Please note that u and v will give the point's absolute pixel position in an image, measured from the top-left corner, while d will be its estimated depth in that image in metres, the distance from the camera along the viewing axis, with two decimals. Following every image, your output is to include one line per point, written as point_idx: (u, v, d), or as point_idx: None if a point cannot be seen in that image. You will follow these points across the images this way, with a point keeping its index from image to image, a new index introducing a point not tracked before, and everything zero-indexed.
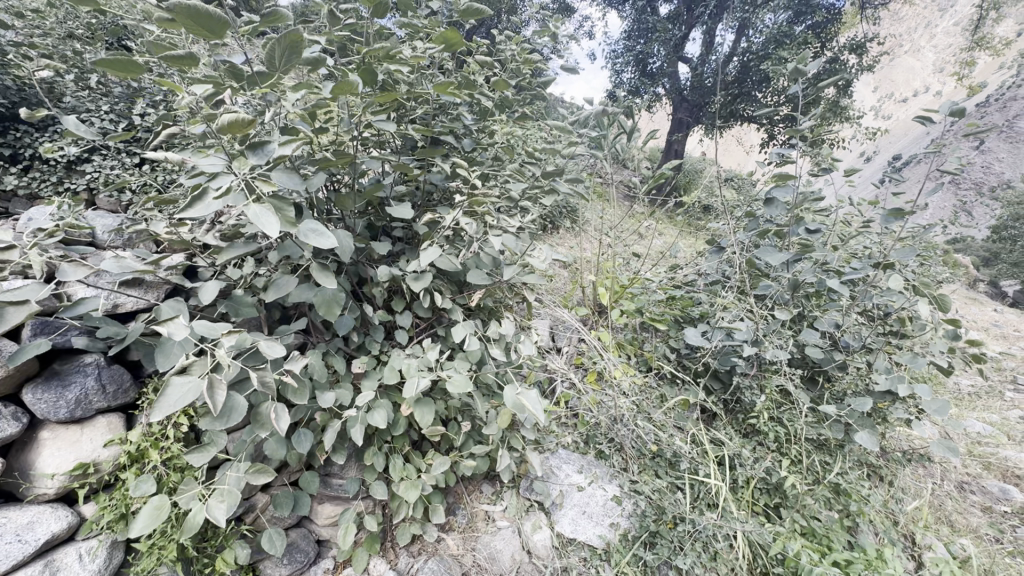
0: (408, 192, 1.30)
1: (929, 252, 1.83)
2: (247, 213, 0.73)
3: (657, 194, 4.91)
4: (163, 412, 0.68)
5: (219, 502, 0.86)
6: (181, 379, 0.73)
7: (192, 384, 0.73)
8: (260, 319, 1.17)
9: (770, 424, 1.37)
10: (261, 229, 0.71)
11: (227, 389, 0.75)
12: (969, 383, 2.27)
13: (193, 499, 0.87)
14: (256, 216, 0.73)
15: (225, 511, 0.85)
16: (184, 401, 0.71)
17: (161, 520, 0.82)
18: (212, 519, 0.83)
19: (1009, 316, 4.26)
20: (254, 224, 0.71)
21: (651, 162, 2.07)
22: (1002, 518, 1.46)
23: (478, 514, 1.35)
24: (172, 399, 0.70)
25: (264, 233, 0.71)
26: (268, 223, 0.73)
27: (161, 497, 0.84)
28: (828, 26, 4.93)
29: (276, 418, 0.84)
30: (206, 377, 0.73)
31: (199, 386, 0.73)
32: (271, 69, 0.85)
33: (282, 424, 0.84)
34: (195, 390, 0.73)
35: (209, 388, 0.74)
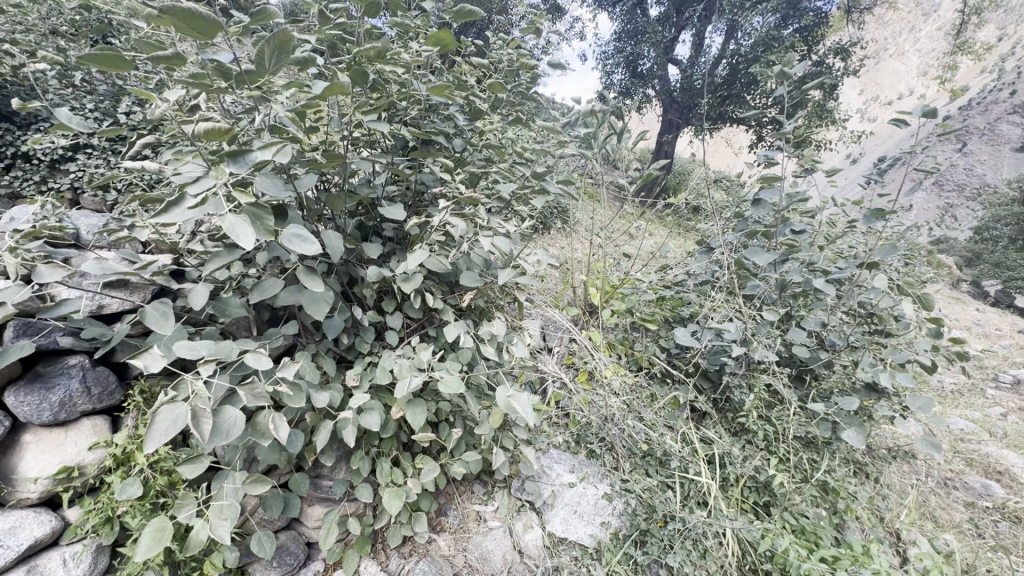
0: (399, 192, 1.29)
1: (913, 253, 1.86)
2: (223, 225, 0.73)
3: (647, 194, 4.95)
4: (157, 443, 0.66)
5: (220, 520, 0.84)
6: (169, 406, 0.70)
7: (180, 411, 0.71)
8: (249, 320, 1.16)
9: (758, 422, 1.39)
10: (236, 241, 0.71)
11: (212, 415, 0.74)
12: (952, 381, 2.31)
13: (192, 516, 0.86)
14: (232, 228, 0.73)
15: (228, 528, 0.84)
16: (174, 429, 0.69)
17: (164, 543, 0.80)
18: (216, 536, 0.82)
19: (989, 314, 4.35)
20: (229, 237, 0.71)
21: (641, 163, 2.09)
22: (984, 513, 1.49)
23: (469, 514, 1.34)
24: (162, 428, 0.67)
25: (240, 245, 0.71)
26: (243, 235, 0.73)
27: (161, 521, 0.82)
28: (815, 30, 5.00)
29: (275, 429, 0.83)
30: (190, 404, 0.71)
31: (186, 413, 0.71)
32: (262, 69, 0.85)
33: (282, 434, 0.83)
34: (185, 416, 0.71)
35: (196, 416, 0.72)
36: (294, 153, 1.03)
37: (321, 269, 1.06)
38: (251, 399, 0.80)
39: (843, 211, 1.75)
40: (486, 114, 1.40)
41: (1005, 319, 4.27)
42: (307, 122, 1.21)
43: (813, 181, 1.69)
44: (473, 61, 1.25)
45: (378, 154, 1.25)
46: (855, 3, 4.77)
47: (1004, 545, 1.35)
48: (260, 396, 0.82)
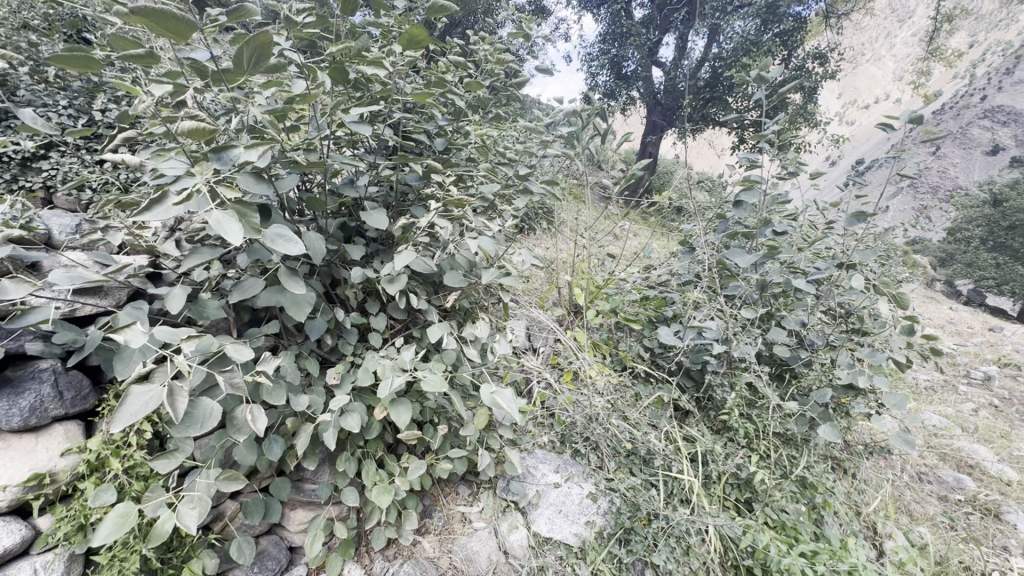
0: (381, 192, 1.28)
1: (888, 254, 1.91)
2: (209, 220, 0.71)
3: (631, 194, 5.01)
4: (126, 421, 0.66)
5: (189, 510, 0.83)
6: (142, 387, 0.70)
7: (153, 393, 0.70)
8: (229, 322, 1.14)
9: (740, 419, 1.41)
10: (224, 236, 0.69)
11: (188, 396, 0.74)
12: (926, 379, 2.38)
13: (160, 507, 0.84)
14: (219, 223, 0.72)
15: (195, 519, 0.83)
16: (146, 409, 0.68)
17: (127, 530, 0.78)
18: (182, 527, 0.81)
19: (961, 312, 4.50)
20: (216, 232, 0.69)
21: (625, 164, 2.10)
22: (956, 506, 1.53)
23: (454, 516, 1.34)
24: (133, 407, 0.67)
25: (228, 240, 0.70)
26: (231, 231, 0.71)
27: (127, 505, 0.80)
28: (794, 34, 5.10)
29: (253, 420, 0.82)
30: (165, 386, 0.71)
31: (160, 394, 0.70)
32: (238, 71, 0.84)
33: (259, 426, 0.82)
34: (158, 398, 0.70)
35: (170, 396, 0.72)
36: (275, 153, 1.02)
37: (303, 270, 1.05)
38: (229, 387, 0.81)
39: (821, 212, 1.79)
40: (470, 114, 1.39)
41: (976, 317, 4.42)
42: (289, 121, 1.20)
43: (792, 183, 1.73)
44: (456, 62, 1.24)
45: (362, 154, 1.25)
46: (832, 9, 4.89)
47: (975, 536, 1.39)
48: (241, 395, 0.82)
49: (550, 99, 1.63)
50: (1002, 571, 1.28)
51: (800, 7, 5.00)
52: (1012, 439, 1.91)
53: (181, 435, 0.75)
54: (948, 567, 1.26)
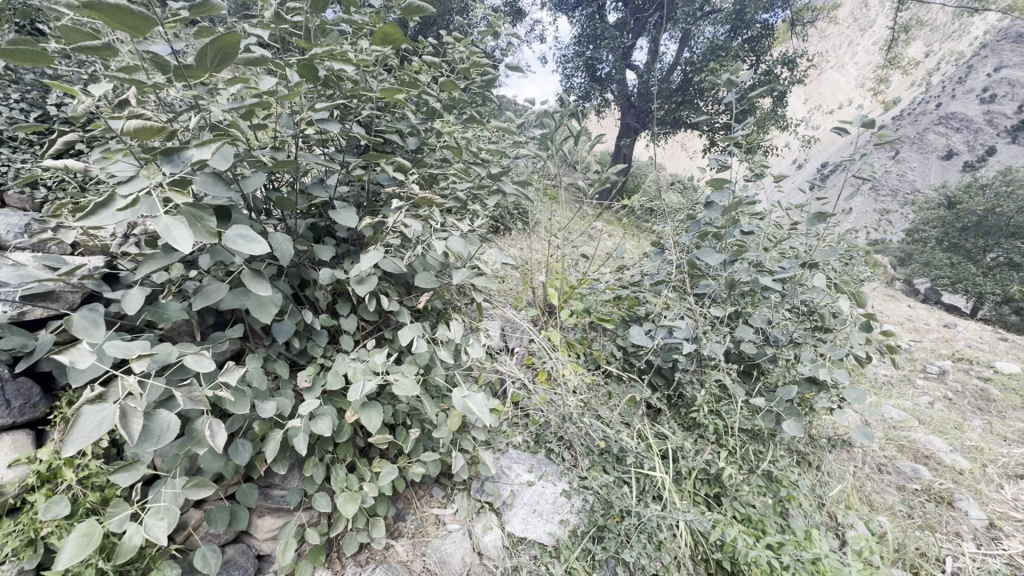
0: (351, 191, 1.26)
1: (849, 254, 1.99)
2: (156, 226, 0.69)
3: (605, 194, 5.07)
4: (78, 445, 0.64)
5: (157, 520, 0.80)
6: (94, 407, 0.68)
7: (107, 412, 0.68)
8: (192, 325, 1.10)
9: (709, 416, 1.44)
10: (172, 243, 0.67)
11: (142, 415, 0.71)
12: (885, 374, 2.48)
13: (125, 523, 0.81)
14: (166, 229, 0.70)
15: (165, 529, 0.80)
16: (100, 431, 0.66)
17: (92, 547, 0.75)
18: (151, 538, 0.78)
19: (918, 310, 4.72)
20: (164, 239, 0.67)
21: (599, 165, 2.13)
22: (913, 495, 1.60)
23: (428, 518, 1.32)
24: (85, 429, 0.65)
25: (176, 246, 0.68)
26: (180, 237, 0.69)
27: (90, 522, 0.77)
28: (763, 40, 5.25)
29: (213, 436, 0.80)
30: (118, 405, 0.69)
31: (113, 414, 0.68)
32: (200, 69, 0.81)
33: (218, 441, 0.80)
34: (111, 418, 0.68)
35: (123, 416, 0.69)
36: (240, 151, 1.00)
37: (269, 272, 1.03)
38: (189, 401, 0.78)
39: (785, 213, 1.85)
40: (443, 114, 1.39)
41: (932, 314, 4.63)
42: (255, 119, 1.17)
43: (759, 186, 1.78)
44: (429, 61, 1.24)
45: (331, 153, 1.23)
46: (799, 17, 5.07)
47: (930, 523, 1.46)
48: (202, 404, 0.80)
49: (523, 99, 1.64)
50: (953, 556, 1.36)
51: (768, 15, 5.16)
52: (964, 430, 2.02)
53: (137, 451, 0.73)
54: (905, 553, 1.32)
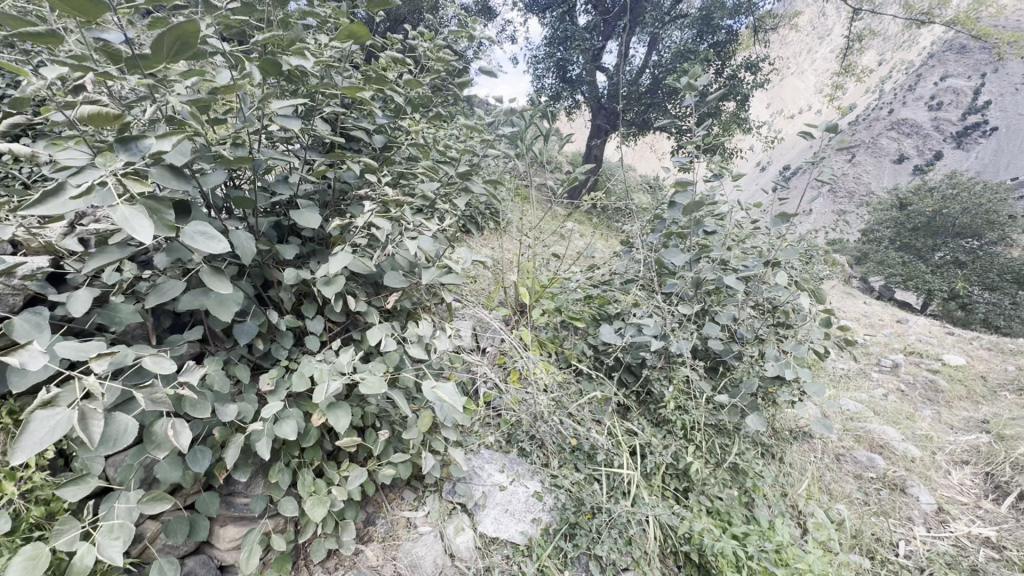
0: (316, 188, 1.22)
1: (809, 253, 2.07)
2: (115, 216, 0.66)
3: (573, 194, 5.11)
4: (27, 453, 0.60)
5: (112, 539, 0.75)
6: (46, 412, 0.64)
7: (61, 417, 0.64)
8: (146, 329, 1.04)
9: (677, 412, 1.47)
10: (133, 234, 0.64)
11: (103, 417, 0.68)
12: (844, 369, 2.59)
13: (73, 543, 0.77)
14: (126, 219, 0.67)
15: (120, 550, 0.75)
16: (53, 437, 0.63)
17: (40, 572, 0.70)
18: (106, 558, 0.73)
19: (874, 307, 4.94)
20: (124, 229, 0.64)
21: (569, 165, 2.15)
22: (869, 483, 1.67)
23: (399, 522, 1.28)
24: (37, 437, 0.61)
25: (136, 237, 0.65)
26: (140, 228, 0.66)
27: (37, 546, 0.72)
28: (727, 46, 5.42)
29: (177, 435, 0.77)
30: (74, 408, 0.65)
31: (69, 418, 0.64)
32: (156, 58, 0.78)
33: (182, 440, 0.77)
34: (66, 424, 0.64)
35: (82, 419, 0.66)
36: (198, 146, 0.96)
37: (231, 271, 0.99)
38: (150, 403, 0.75)
39: (748, 214, 1.91)
40: (411, 113, 1.37)
41: (886, 310, 4.86)
42: (215, 114, 1.13)
43: (723, 186, 1.83)
44: (396, 59, 1.22)
45: (296, 150, 1.19)
46: (760, 24, 5.26)
47: (884, 510, 1.53)
48: (164, 405, 0.77)
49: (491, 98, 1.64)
50: (906, 540, 1.43)
51: (731, 21, 5.34)
52: (915, 420, 2.13)
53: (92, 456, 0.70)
54: (862, 539, 1.38)
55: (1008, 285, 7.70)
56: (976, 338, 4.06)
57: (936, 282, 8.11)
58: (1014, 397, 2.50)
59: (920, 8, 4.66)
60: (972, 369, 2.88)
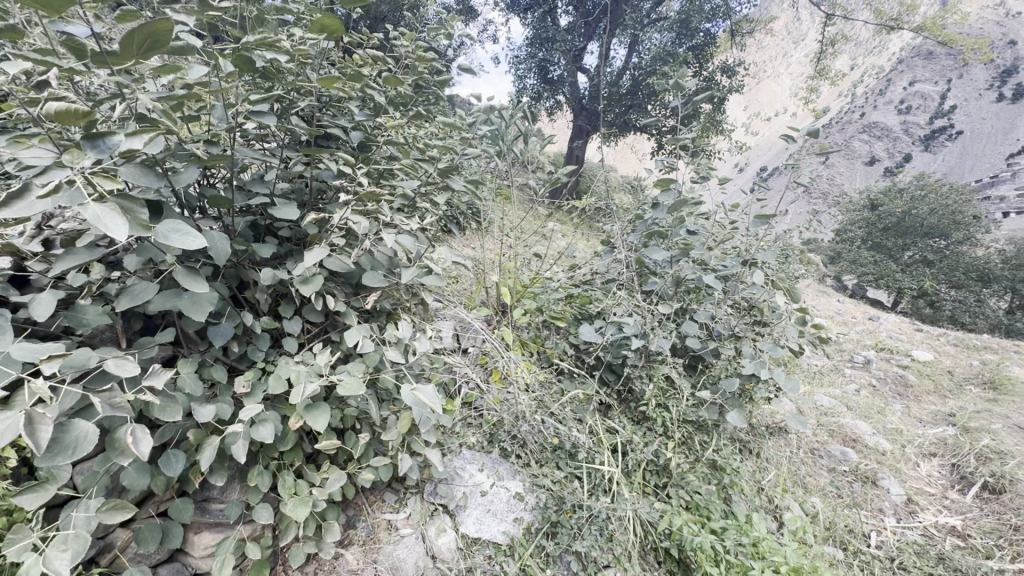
0: (293, 187, 1.20)
1: (785, 252, 2.11)
2: (86, 213, 0.64)
3: (555, 194, 5.13)
4: None
5: (59, 552, 0.72)
6: None
7: (8, 422, 0.62)
8: (115, 332, 1.01)
9: (657, 409, 1.49)
10: (106, 232, 0.63)
11: (53, 422, 0.65)
12: (818, 365, 2.65)
13: (24, 552, 0.74)
14: (98, 217, 0.65)
15: (69, 562, 0.72)
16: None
17: None
18: (51, 571, 0.70)
19: (847, 305, 5.09)
20: (96, 226, 0.62)
21: (550, 166, 2.15)
22: (843, 476, 1.72)
23: (380, 524, 1.26)
24: None
25: (110, 234, 0.63)
26: (113, 226, 0.64)
27: None
28: (706, 49, 5.52)
29: (136, 443, 0.75)
30: (22, 413, 0.63)
31: (17, 424, 0.62)
32: (125, 55, 0.75)
33: (142, 448, 0.75)
34: (15, 427, 0.62)
35: (29, 423, 0.64)
36: (170, 144, 0.93)
37: (205, 272, 0.97)
38: (109, 408, 0.73)
39: (726, 214, 1.94)
40: (392, 112, 1.36)
41: (858, 308, 5.00)
42: (187, 111, 1.10)
43: (701, 187, 1.85)
44: (376, 57, 1.21)
45: (273, 149, 1.17)
46: (737, 28, 5.37)
47: (857, 502, 1.58)
48: (124, 410, 0.74)
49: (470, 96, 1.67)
50: (877, 531, 1.48)
51: (709, 25, 5.43)
52: (886, 414, 2.20)
53: (43, 463, 0.68)
54: (836, 531, 1.43)
55: (971, 283, 8.27)
56: (942, 334, 4.22)
57: (906, 281, 8.39)
58: (978, 391, 2.60)
59: (890, 15, 4.82)
60: (939, 364, 2.98)
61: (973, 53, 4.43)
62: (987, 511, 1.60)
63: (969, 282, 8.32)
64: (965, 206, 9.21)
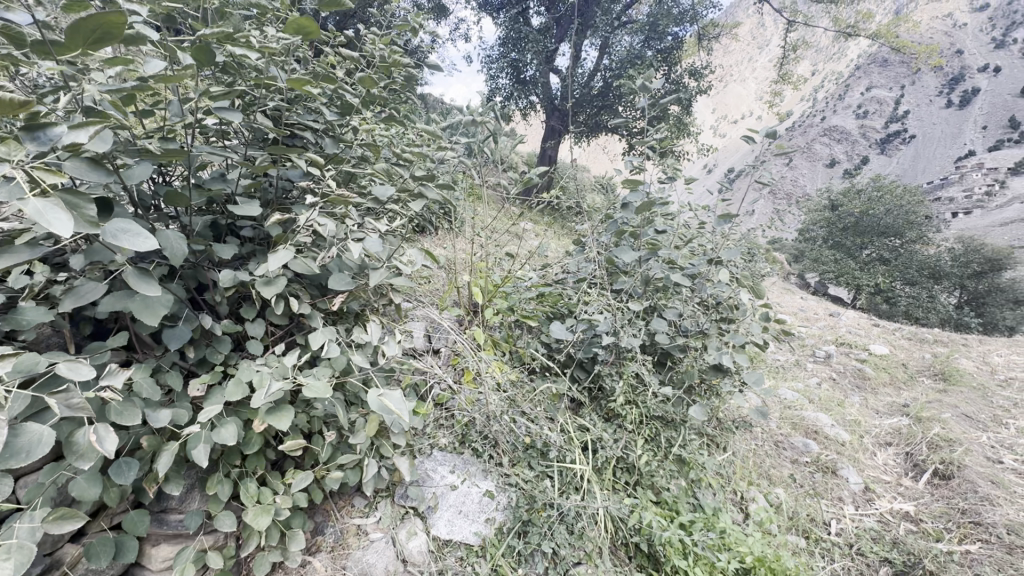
0: (256, 186, 1.17)
1: (750, 251, 2.17)
2: (27, 209, 0.60)
3: (528, 194, 5.15)
4: None
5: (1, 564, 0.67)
6: None
7: None
8: (62, 337, 0.96)
9: (627, 407, 1.51)
10: (49, 228, 0.59)
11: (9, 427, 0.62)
12: (782, 360, 2.74)
13: None
14: (40, 212, 0.61)
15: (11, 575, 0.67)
16: None
17: None
18: None
19: (810, 301, 5.28)
20: (38, 221, 0.59)
21: (522, 165, 2.15)
22: (804, 466, 1.78)
23: (349, 530, 1.24)
24: None
25: (53, 232, 0.59)
26: (57, 223, 0.61)
27: None
28: (674, 52, 5.63)
29: (99, 441, 0.72)
30: None
31: None
32: (71, 45, 0.71)
33: (108, 446, 0.73)
34: None
35: None
36: (122, 139, 0.89)
37: (160, 272, 0.94)
38: (67, 409, 0.71)
39: (693, 213, 1.98)
40: (359, 110, 1.34)
41: (820, 305, 5.18)
42: (142, 106, 1.05)
43: (670, 187, 1.89)
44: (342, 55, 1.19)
45: (235, 147, 1.13)
46: (704, 33, 5.49)
47: (817, 491, 1.64)
48: (82, 411, 0.72)
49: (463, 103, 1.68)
50: (836, 519, 1.54)
51: (677, 28, 5.54)
52: (846, 406, 2.28)
53: None
54: (799, 520, 1.48)
55: (924, 281, 8.71)
56: (897, 328, 4.42)
57: (864, 278, 8.75)
58: (930, 382, 2.73)
59: (847, 23, 5.02)
60: (894, 357, 3.12)
61: (923, 61, 4.66)
62: (937, 496, 1.68)
63: (921, 279, 8.75)
64: (918, 206, 9.68)
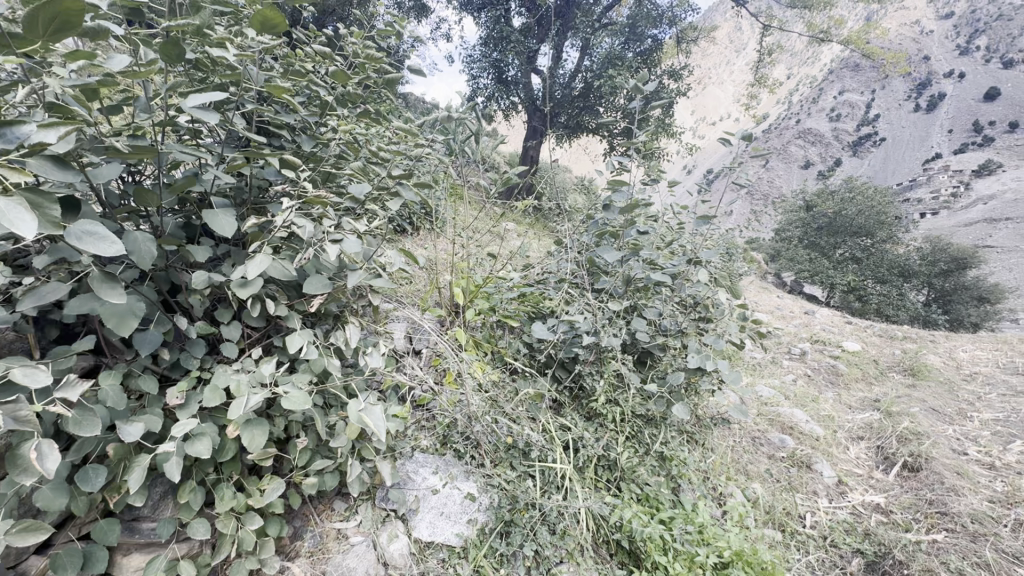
0: (230, 186, 1.14)
1: (728, 251, 2.21)
2: None
3: (509, 195, 5.14)
4: None
5: None
6: None
7: None
8: (27, 341, 0.93)
9: (608, 406, 1.52)
10: (11, 228, 0.57)
11: None
12: (759, 358, 2.79)
13: None
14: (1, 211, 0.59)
15: None
16: None
17: None
18: None
19: (786, 300, 5.40)
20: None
21: (503, 165, 2.15)
22: (780, 462, 1.82)
23: (329, 534, 1.22)
24: None
25: (15, 231, 0.57)
26: (20, 222, 0.59)
27: None
28: (653, 55, 5.70)
29: (40, 458, 0.70)
30: None
31: None
32: (30, 36, 0.69)
33: (48, 464, 0.70)
34: None
35: None
36: (87, 137, 0.86)
37: (127, 275, 0.90)
38: (12, 421, 0.66)
39: (673, 214, 2.01)
40: (337, 109, 1.32)
41: (795, 304, 5.30)
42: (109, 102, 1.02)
43: (650, 188, 1.91)
44: (319, 53, 1.17)
45: (208, 146, 1.11)
46: (683, 35, 5.57)
47: (793, 485, 1.68)
48: (29, 425, 0.67)
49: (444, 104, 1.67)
50: (811, 512, 1.58)
51: (656, 31, 5.61)
52: (819, 401, 2.35)
53: None
54: (775, 514, 1.51)
55: (894, 279, 8.98)
56: (868, 325, 4.56)
57: (838, 277, 8.98)
58: (899, 377, 2.82)
59: (820, 28, 5.16)
60: (866, 354, 3.21)
61: (891, 67, 4.81)
62: (906, 488, 1.74)
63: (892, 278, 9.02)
64: (888, 207, 9.99)
